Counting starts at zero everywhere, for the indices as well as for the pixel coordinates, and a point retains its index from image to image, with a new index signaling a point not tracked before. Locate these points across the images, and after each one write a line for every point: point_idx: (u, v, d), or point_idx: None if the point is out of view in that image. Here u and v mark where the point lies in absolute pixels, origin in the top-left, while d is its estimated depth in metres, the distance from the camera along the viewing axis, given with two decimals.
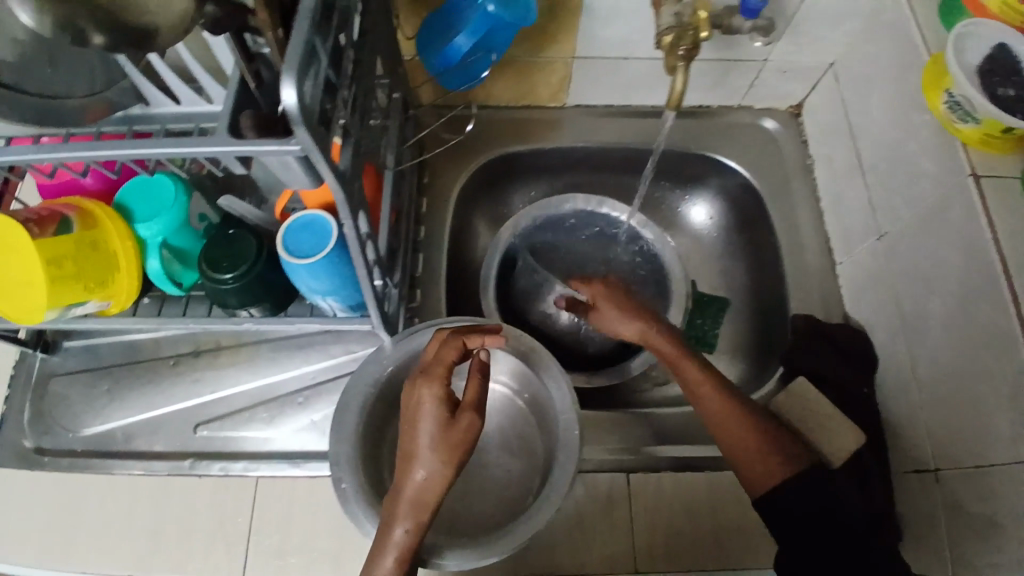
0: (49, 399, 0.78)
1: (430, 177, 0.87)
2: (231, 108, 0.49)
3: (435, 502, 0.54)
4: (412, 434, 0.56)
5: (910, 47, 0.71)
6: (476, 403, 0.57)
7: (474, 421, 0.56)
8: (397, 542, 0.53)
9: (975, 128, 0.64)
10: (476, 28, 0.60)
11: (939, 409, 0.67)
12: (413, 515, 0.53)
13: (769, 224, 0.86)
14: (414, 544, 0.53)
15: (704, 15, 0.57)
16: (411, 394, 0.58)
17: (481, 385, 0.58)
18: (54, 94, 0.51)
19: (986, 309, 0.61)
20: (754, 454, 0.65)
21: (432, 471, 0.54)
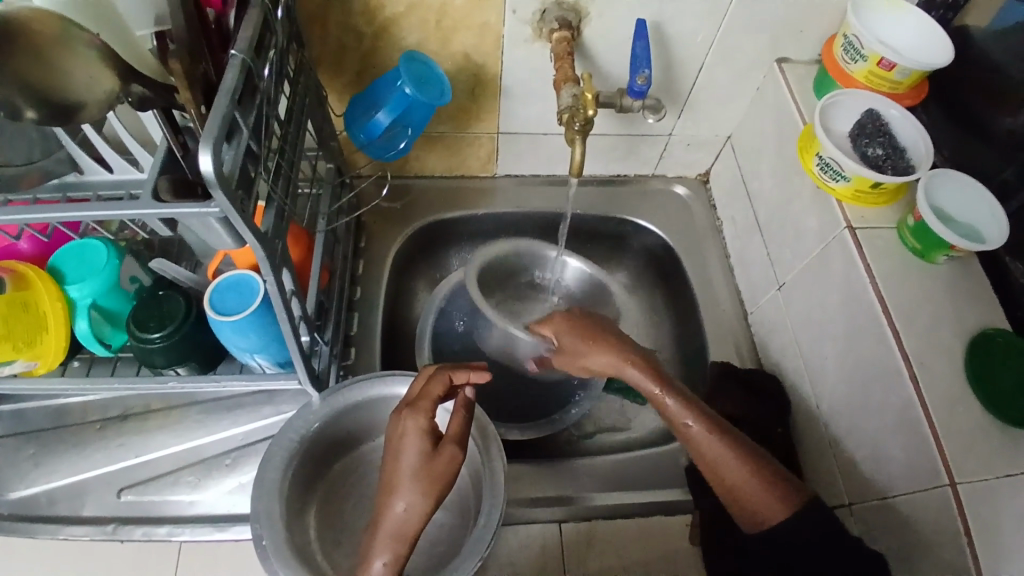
0: None
1: (366, 242, 0.92)
2: (155, 173, 0.52)
3: (414, 534, 0.54)
4: (395, 465, 0.56)
5: (789, 119, 0.80)
6: (459, 436, 0.58)
7: (456, 453, 0.57)
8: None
9: (847, 186, 0.72)
10: (395, 105, 0.66)
11: (844, 444, 0.71)
12: (392, 547, 0.53)
13: (685, 280, 0.92)
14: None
15: (589, 96, 0.65)
16: (396, 426, 0.59)
17: (465, 419, 0.60)
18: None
19: (871, 346, 0.67)
20: (763, 491, 0.61)
21: (412, 503, 0.54)
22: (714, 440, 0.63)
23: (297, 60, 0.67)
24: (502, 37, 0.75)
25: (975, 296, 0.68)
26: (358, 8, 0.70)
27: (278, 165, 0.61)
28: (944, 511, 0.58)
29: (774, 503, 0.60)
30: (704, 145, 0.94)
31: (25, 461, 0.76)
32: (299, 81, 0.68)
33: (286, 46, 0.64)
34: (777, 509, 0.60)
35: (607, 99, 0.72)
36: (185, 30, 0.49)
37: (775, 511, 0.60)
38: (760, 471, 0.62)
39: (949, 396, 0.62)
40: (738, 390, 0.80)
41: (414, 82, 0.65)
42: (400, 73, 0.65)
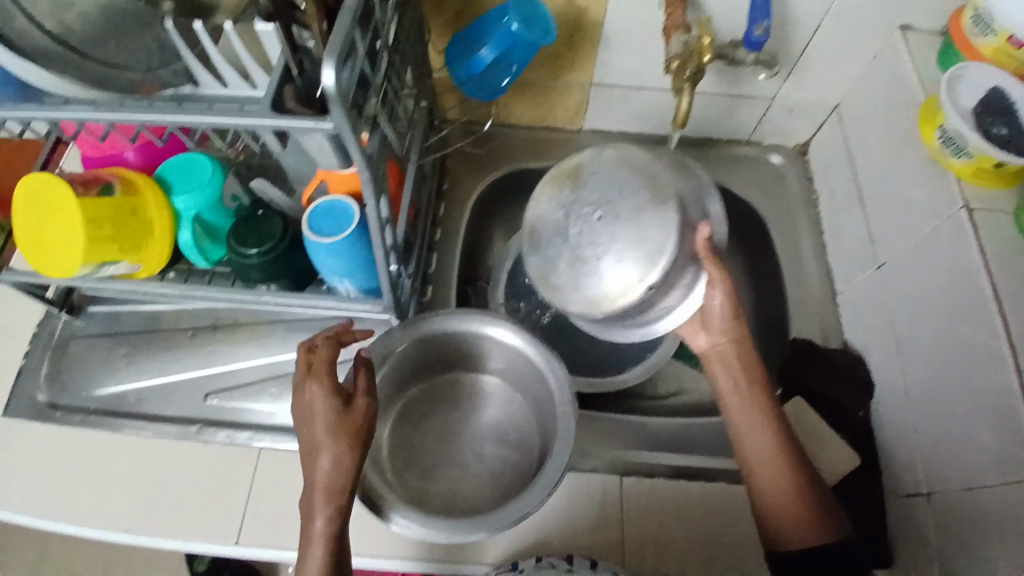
0: (68, 359, 0.81)
1: (449, 185, 0.93)
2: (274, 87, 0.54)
3: (344, 486, 0.57)
4: (311, 427, 0.59)
5: (908, 87, 0.75)
6: (366, 389, 0.62)
7: (369, 404, 0.60)
8: (320, 533, 0.56)
9: (968, 163, 0.67)
10: (499, 42, 0.65)
11: (929, 433, 0.68)
12: (329, 504, 0.57)
13: (772, 253, 0.89)
14: (334, 531, 0.57)
15: (708, 41, 0.63)
16: (303, 391, 0.61)
17: (368, 375, 0.63)
18: (116, 64, 0.56)
19: (975, 333, 0.63)
20: (808, 518, 0.60)
21: (338, 456, 0.57)
22: (773, 451, 0.63)
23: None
24: None
25: None
26: None
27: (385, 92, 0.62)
28: None
29: (814, 532, 0.60)
30: (808, 113, 0.89)
31: (119, 358, 0.80)
32: (407, 11, 0.67)
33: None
34: (812, 535, 0.60)
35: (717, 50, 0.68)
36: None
37: (815, 540, 0.59)
38: (805, 492, 0.61)
39: None
40: (822, 366, 0.79)
41: (522, 19, 0.64)
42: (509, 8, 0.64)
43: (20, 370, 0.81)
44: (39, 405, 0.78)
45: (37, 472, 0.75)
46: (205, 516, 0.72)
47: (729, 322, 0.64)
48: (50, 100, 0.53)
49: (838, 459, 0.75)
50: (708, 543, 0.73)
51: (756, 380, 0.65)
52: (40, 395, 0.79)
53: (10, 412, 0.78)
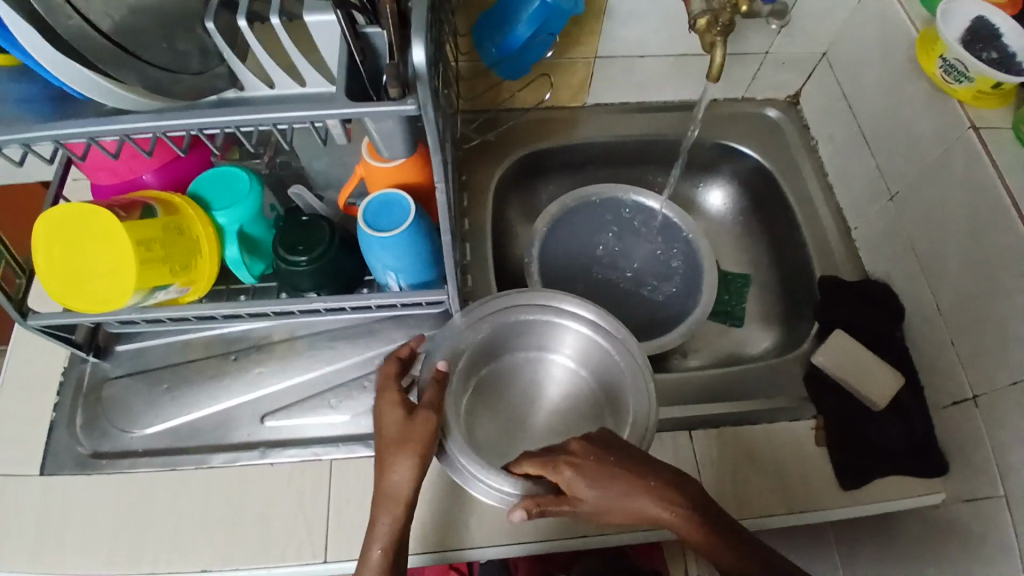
0: (104, 403, 0.77)
1: (467, 176, 0.92)
2: (344, 79, 0.52)
3: (406, 497, 0.60)
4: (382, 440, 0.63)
5: (896, 25, 0.80)
6: (430, 403, 0.63)
7: (428, 417, 0.62)
8: (380, 537, 0.60)
9: (969, 87, 0.72)
10: (534, 16, 0.66)
11: (966, 340, 0.74)
12: (391, 509, 0.61)
13: (784, 200, 0.94)
14: (395, 535, 0.60)
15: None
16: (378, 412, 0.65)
17: (438, 391, 0.65)
18: (173, 66, 0.53)
19: (998, 237, 0.68)
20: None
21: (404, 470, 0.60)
22: (704, 537, 0.57)
23: None
24: None
25: None
26: None
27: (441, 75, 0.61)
28: None
29: None
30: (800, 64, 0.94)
31: (164, 393, 0.76)
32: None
33: None
34: None
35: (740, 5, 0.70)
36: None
37: None
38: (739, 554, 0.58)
39: None
40: (853, 298, 0.84)
41: None
42: None
43: (52, 423, 0.76)
44: (82, 456, 0.73)
45: (91, 526, 0.70)
46: (288, 539, 0.68)
47: (677, 497, 0.58)
48: (112, 118, 0.50)
49: (885, 382, 0.79)
50: (785, 478, 0.75)
51: (669, 503, 0.58)
52: (80, 446, 0.74)
53: (53, 468, 0.73)
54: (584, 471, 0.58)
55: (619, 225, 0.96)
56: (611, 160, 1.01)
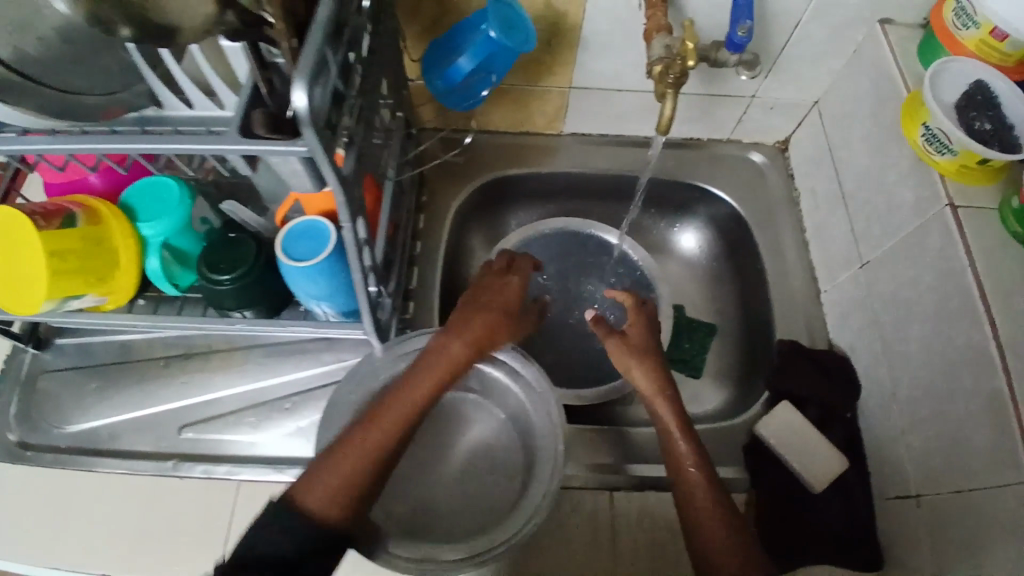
0: (38, 395, 0.78)
1: (428, 196, 0.90)
2: (243, 110, 0.51)
3: (410, 417, 0.60)
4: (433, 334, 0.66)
5: (887, 82, 0.74)
6: (477, 339, 0.65)
7: (465, 352, 0.64)
8: (347, 471, 0.56)
9: (953, 160, 0.66)
10: (477, 51, 0.63)
11: (917, 433, 0.68)
12: (388, 432, 0.59)
13: (755, 252, 0.90)
14: (356, 474, 0.56)
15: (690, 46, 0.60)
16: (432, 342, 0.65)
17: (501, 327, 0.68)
18: (73, 89, 0.53)
19: (961, 331, 0.63)
20: (727, 543, 0.59)
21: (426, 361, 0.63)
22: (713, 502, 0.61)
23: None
24: None
25: None
26: None
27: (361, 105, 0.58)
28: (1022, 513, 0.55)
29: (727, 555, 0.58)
30: (789, 110, 0.89)
31: (97, 393, 0.78)
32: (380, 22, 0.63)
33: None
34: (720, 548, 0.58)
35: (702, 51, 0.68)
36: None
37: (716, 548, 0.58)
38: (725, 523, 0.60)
39: None
40: (810, 369, 0.79)
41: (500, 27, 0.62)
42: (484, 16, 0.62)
43: None
44: (10, 447, 0.75)
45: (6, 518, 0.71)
46: (185, 556, 0.68)
47: (704, 461, 0.65)
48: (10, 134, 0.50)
49: (826, 463, 0.75)
50: None
51: (701, 461, 0.64)
52: (10, 436, 0.76)
53: None
54: (634, 350, 0.74)
55: (579, 261, 0.96)
56: (584, 191, 0.98)
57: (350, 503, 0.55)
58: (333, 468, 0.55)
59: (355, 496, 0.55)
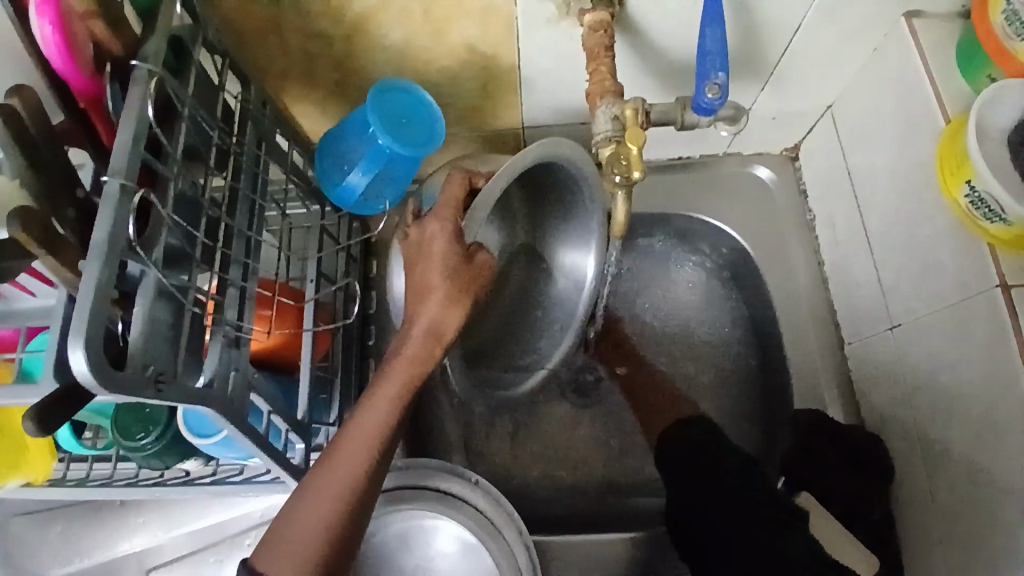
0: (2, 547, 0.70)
1: (377, 269, 0.78)
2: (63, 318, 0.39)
3: (357, 487, 0.45)
4: (399, 354, 0.48)
5: (921, 105, 0.57)
6: (453, 299, 0.49)
7: (439, 347, 0.49)
8: (285, 564, 0.42)
9: (1005, 229, 0.51)
10: (369, 162, 0.50)
11: (959, 550, 0.57)
12: (326, 515, 0.44)
13: (765, 291, 0.77)
14: (297, 574, 0.42)
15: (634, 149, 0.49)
16: (412, 310, 0.49)
17: (460, 306, 0.49)
18: None
19: (1015, 449, 0.50)
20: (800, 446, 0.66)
21: (371, 404, 0.47)
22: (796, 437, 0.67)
23: (252, 119, 0.52)
24: (515, 18, 0.55)
25: None
26: (322, 9, 0.53)
27: (237, 276, 0.48)
28: None
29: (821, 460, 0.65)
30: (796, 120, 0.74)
31: (53, 540, 0.70)
32: (265, 141, 0.54)
33: (219, 116, 0.49)
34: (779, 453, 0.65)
35: (662, 114, 0.53)
36: (47, 163, 0.39)
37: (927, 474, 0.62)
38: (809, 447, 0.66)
39: None
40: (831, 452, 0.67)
41: (390, 131, 0.48)
42: (368, 118, 0.48)
43: None
44: None
45: None
46: None
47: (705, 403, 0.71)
48: None
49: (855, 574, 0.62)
50: None
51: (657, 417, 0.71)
52: None
53: None
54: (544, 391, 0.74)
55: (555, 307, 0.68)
56: None
57: (316, 558, 0.43)
58: (311, 516, 0.44)
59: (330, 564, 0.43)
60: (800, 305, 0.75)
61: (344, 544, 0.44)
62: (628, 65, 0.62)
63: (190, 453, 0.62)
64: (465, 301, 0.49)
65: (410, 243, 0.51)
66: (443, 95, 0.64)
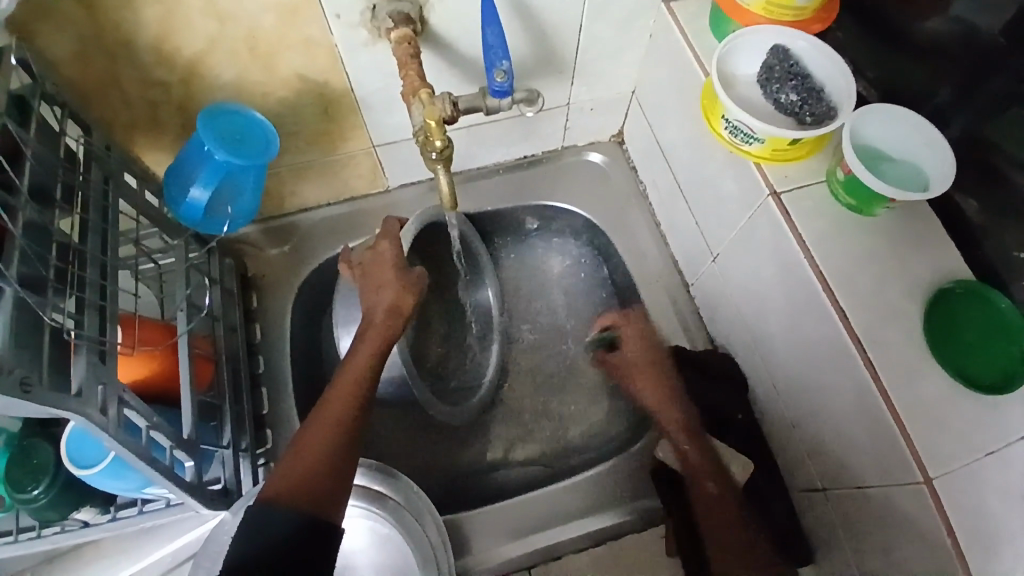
0: None
1: (258, 301, 0.81)
2: None
3: (363, 399, 0.57)
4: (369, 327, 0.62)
5: (689, 69, 0.69)
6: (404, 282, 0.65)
7: (398, 319, 0.63)
8: (298, 469, 0.51)
9: (762, 147, 0.61)
10: (210, 177, 0.55)
11: (805, 427, 0.66)
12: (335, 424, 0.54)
13: (616, 256, 0.86)
14: (312, 468, 0.51)
15: (433, 123, 0.57)
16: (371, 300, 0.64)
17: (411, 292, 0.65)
18: None
19: (814, 322, 0.60)
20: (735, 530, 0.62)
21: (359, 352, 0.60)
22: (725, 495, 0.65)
23: (94, 159, 0.56)
24: (335, 46, 0.63)
25: (923, 247, 0.60)
26: (153, 56, 0.58)
27: (95, 296, 0.51)
28: (923, 509, 0.53)
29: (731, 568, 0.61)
30: (608, 107, 0.85)
31: None
32: (113, 179, 0.57)
33: (63, 155, 0.52)
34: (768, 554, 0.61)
35: (468, 103, 0.62)
36: None
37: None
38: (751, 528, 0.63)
39: (908, 375, 0.55)
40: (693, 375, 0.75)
41: (224, 145, 0.54)
42: (203, 137, 0.54)
43: None
44: None
45: None
46: None
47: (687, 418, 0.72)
48: None
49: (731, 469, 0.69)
50: None
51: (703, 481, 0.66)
52: None
53: None
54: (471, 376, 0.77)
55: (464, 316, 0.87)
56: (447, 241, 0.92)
57: (326, 456, 0.52)
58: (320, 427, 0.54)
59: (341, 457, 0.53)
60: (648, 261, 0.85)
61: (351, 445, 0.54)
62: (449, 76, 0.71)
63: (85, 500, 0.62)
64: (409, 287, 0.65)
65: (365, 262, 0.67)
66: (289, 124, 0.71)
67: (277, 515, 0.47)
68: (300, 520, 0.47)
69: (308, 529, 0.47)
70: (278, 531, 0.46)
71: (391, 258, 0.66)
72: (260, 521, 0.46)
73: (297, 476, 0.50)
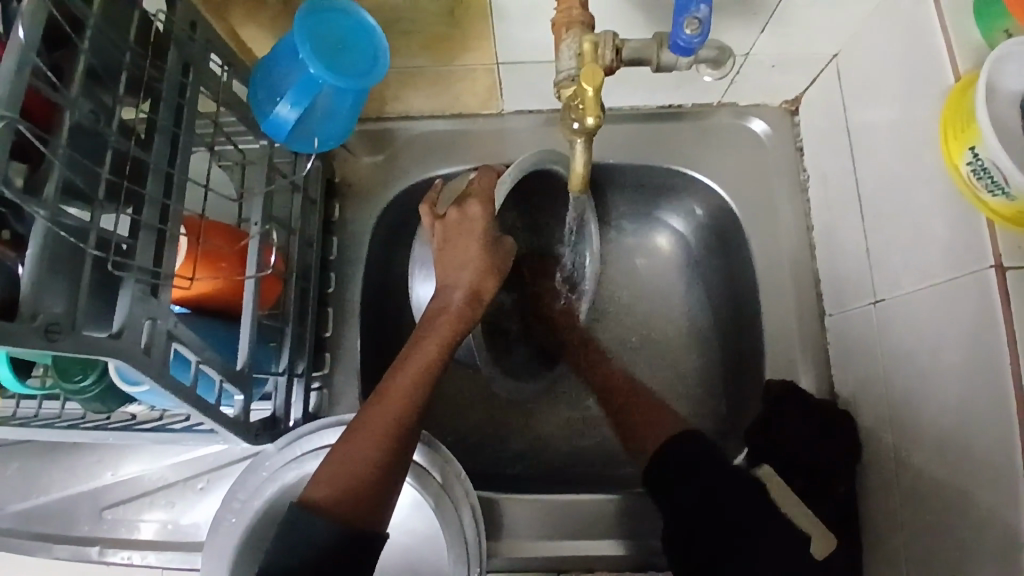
0: None
1: (339, 212, 0.73)
2: None
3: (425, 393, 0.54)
4: (443, 313, 0.57)
5: (933, 59, 0.51)
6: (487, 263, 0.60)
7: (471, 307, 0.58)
8: (345, 471, 0.48)
9: (1007, 205, 0.45)
10: (296, 94, 0.45)
11: (921, 534, 0.55)
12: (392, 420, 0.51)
13: (746, 251, 0.73)
14: (362, 469, 0.49)
15: (587, 92, 0.44)
16: (447, 275, 0.60)
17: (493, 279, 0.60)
18: None
19: (986, 441, 0.47)
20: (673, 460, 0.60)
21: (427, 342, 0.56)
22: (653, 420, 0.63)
23: (174, 42, 0.46)
24: None
25: None
26: None
27: (152, 217, 0.44)
28: None
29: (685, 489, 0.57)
30: (796, 68, 0.67)
31: (11, 477, 0.69)
32: (192, 68, 0.48)
33: (132, 40, 0.43)
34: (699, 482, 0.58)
35: (636, 52, 0.47)
36: None
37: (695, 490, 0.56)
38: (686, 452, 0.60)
39: None
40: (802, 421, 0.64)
41: (319, 58, 0.43)
42: (297, 44, 0.43)
43: None
44: None
45: None
46: None
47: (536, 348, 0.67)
48: None
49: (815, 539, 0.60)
50: None
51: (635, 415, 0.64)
52: None
53: None
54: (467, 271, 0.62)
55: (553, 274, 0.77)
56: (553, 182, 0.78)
57: (377, 456, 0.50)
58: (374, 422, 0.51)
59: (392, 458, 0.51)
60: (783, 269, 0.71)
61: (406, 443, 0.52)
62: None
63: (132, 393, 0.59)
64: (489, 271, 0.60)
65: (448, 221, 0.60)
66: (405, 22, 0.58)
67: (318, 526, 0.45)
68: (341, 531, 0.45)
69: (349, 542, 0.46)
70: (316, 543, 0.45)
71: (481, 232, 0.59)
72: (297, 528, 0.45)
73: (344, 480, 0.48)
